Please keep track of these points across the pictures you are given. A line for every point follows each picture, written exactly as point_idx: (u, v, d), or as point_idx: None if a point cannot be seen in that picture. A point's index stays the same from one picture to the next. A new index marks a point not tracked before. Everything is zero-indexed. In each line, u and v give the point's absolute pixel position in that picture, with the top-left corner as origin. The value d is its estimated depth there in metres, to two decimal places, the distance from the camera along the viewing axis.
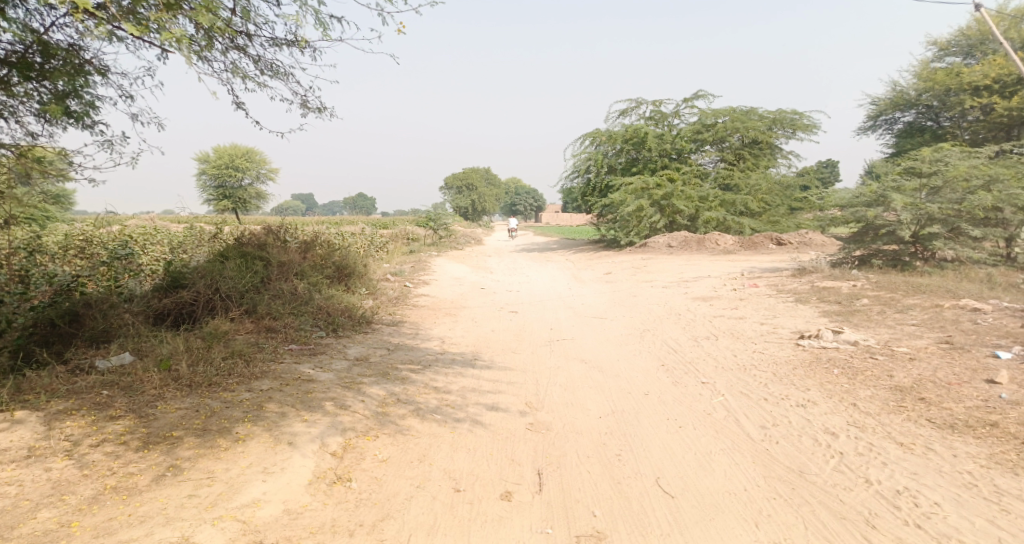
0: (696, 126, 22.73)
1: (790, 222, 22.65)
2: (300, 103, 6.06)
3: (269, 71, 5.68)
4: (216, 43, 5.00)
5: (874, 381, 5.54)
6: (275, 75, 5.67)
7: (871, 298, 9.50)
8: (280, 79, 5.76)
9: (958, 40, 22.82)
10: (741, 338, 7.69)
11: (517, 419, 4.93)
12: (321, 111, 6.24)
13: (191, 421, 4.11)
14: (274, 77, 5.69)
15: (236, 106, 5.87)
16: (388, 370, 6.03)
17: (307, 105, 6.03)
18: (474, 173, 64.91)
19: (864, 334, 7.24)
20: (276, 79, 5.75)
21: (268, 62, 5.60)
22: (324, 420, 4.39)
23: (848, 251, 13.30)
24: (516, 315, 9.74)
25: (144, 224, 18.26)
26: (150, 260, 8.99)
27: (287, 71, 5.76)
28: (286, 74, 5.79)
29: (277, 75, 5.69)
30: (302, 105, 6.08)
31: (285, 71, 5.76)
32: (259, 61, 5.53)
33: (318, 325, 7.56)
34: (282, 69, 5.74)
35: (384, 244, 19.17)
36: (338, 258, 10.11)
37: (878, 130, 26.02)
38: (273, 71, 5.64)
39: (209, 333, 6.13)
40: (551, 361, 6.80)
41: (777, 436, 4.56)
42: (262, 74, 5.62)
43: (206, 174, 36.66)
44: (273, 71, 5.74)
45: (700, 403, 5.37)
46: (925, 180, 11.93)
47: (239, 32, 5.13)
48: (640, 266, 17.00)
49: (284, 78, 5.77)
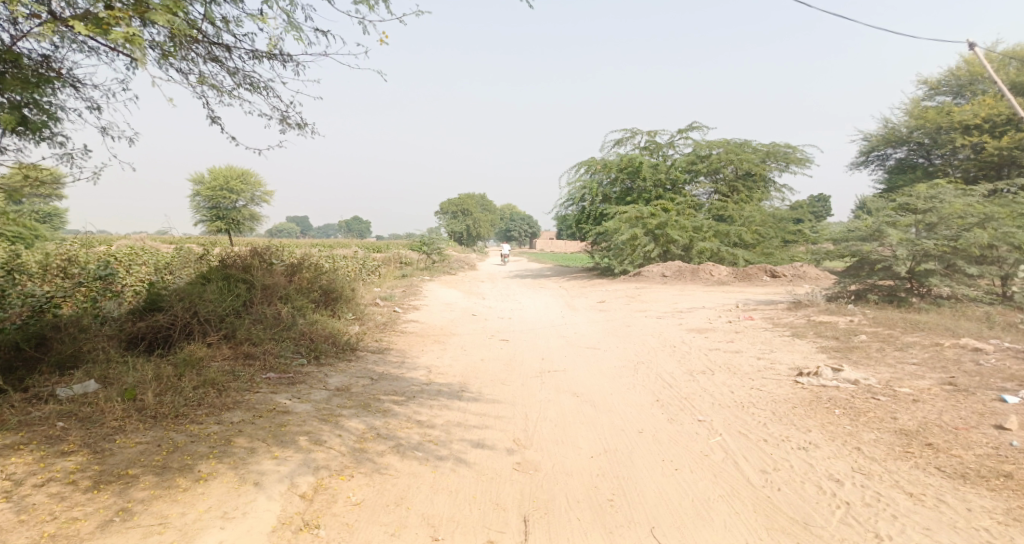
0: (691, 157, 22.81)
1: (784, 255, 22.58)
2: (280, 118, 5.89)
3: (248, 84, 5.54)
4: (188, 50, 4.87)
5: (878, 424, 5.30)
6: (254, 88, 5.52)
7: (869, 334, 9.31)
8: (258, 92, 5.61)
9: (948, 80, 23.09)
10: (738, 374, 7.44)
11: (503, 458, 4.65)
12: (301, 127, 6.08)
13: (150, 457, 3.84)
14: (252, 90, 5.53)
15: (212, 120, 5.72)
16: (370, 401, 5.75)
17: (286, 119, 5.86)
18: (469, 199, 64.98)
19: (865, 372, 7.01)
20: (255, 93, 5.61)
21: (246, 75, 5.45)
22: (295, 457, 4.11)
23: (843, 285, 13.15)
24: (507, 344, 9.48)
25: (133, 243, 17.99)
26: (132, 281, 8.72)
27: (266, 84, 5.61)
28: (266, 88, 5.64)
29: (255, 88, 5.55)
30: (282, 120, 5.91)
31: (264, 84, 5.62)
32: (236, 73, 5.39)
33: (299, 351, 7.28)
34: (261, 83, 5.59)
35: (375, 268, 18.95)
36: (326, 282, 9.85)
37: (870, 165, 26.17)
38: (252, 85, 5.50)
39: (183, 360, 5.85)
40: (541, 394, 6.52)
41: (778, 481, 4.30)
42: (240, 87, 5.48)
43: (200, 195, 36.51)
44: (251, 84, 5.59)
45: (696, 443, 5.11)
46: (920, 217, 11.86)
47: (213, 41, 5.00)
48: (634, 295, 16.81)
49: (262, 92, 5.63)
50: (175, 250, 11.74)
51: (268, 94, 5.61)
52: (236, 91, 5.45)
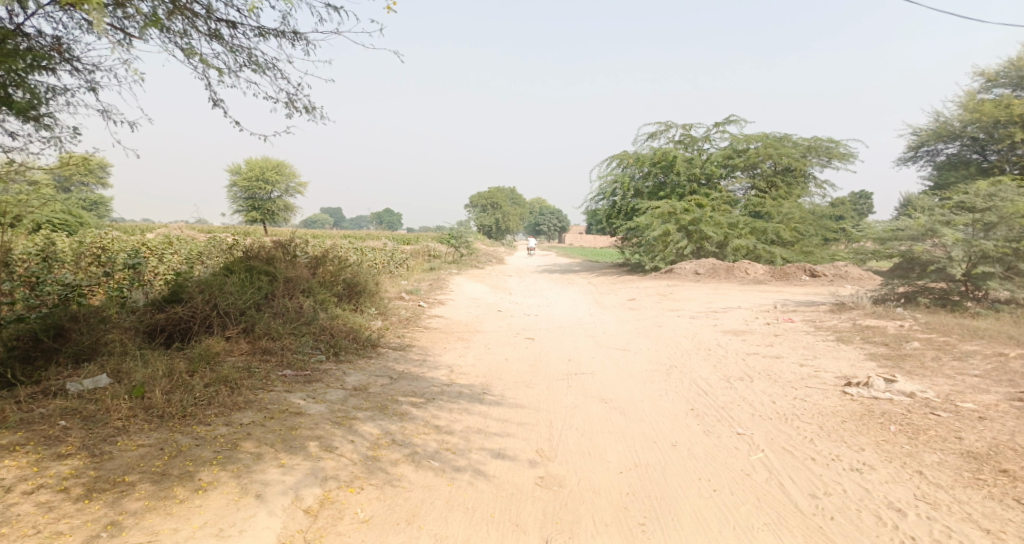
0: (727, 151, 22.08)
1: (824, 253, 21.73)
2: (287, 102, 5.66)
3: (252, 65, 5.36)
4: (186, 26, 4.67)
5: (940, 444, 4.81)
6: (258, 68, 5.33)
7: (922, 341, 8.70)
8: (262, 72, 5.39)
9: (1007, 72, 21.83)
10: (779, 382, 6.97)
11: (525, 471, 4.32)
12: (310, 111, 5.85)
13: (150, 462, 3.58)
14: (255, 70, 5.33)
15: (213, 103, 5.57)
16: (387, 403, 5.47)
17: (293, 103, 5.63)
18: (499, 191, 64.56)
19: (921, 384, 6.49)
20: (259, 74, 5.40)
21: (250, 54, 5.25)
22: (303, 466, 3.84)
23: (891, 287, 12.46)
24: (533, 343, 9.13)
25: (166, 231, 18.19)
26: (161, 272, 8.60)
27: (270, 64, 5.39)
28: (271, 69, 5.44)
29: (259, 68, 5.34)
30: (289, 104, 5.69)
31: (269, 65, 5.43)
32: (240, 52, 5.19)
33: (319, 347, 7.06)
34: (266, 63, 5.39)
35: (403, 260, 18.78)
36: (350, 275, 9.62)
37: (919, 161, 24.96)
38: (256, 65, 5.31)
39: (198, 355, 5.64)
40: (567, 399, 6.16)
41: (831, 508, 3.87)
42: (244, 68, 5.29)
43: (236, 185, 37.02)
44: (256, 64, 5.39)
45: (736, 460, 4.69)
46: (979, 216, 11.12)
47: (213, 17, 4.80)
48: (666, 293, 16.29)
49: (268, 73, 5.43)
50: (204, 241, 11.68)
51: (274, 75, 5.40)
52: (238, 71, 5.27)
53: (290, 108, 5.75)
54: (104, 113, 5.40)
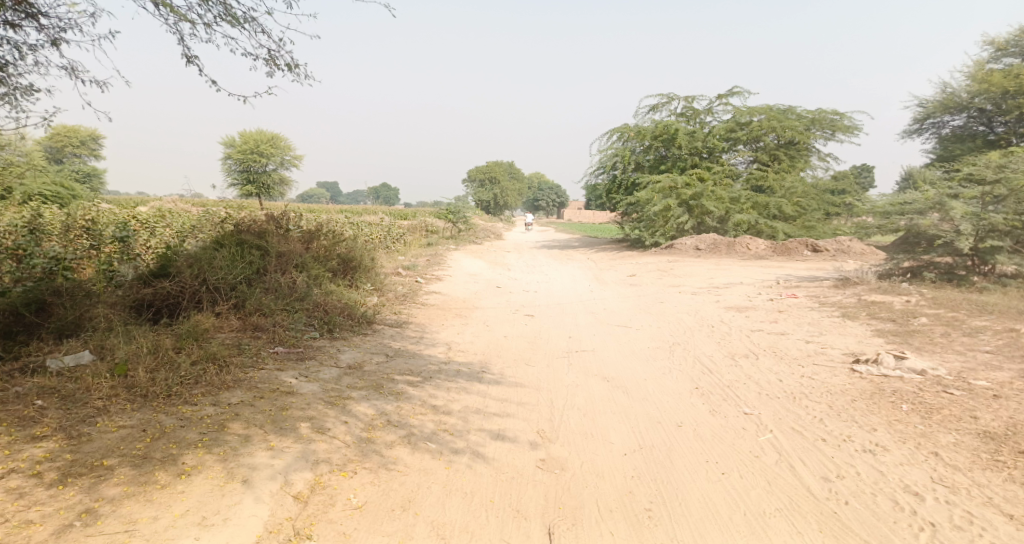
0: (730, 124, 21.71)
1: (826, 228, 21.49)
2: (268, 60, 5.44)
3: (228, 18, 5.12)
4: None
5: (955, 424, 4.65)
6: (235, 22, 5.09)
7: (930, 317, 8.53)
8: (240, 26, 5.15)
9: (1018, 41, 21.33)
10: (785, 359, 6.79)
11: (526, 453, 4.16)
12: (292, 70, 5.62)
13: (131, 444, 3.39)
14: (233, 23, 5.09)
15: (188, 60, 5.33)
16: (383, 382, 5.29)
17: (274, 60, 5.40)
18: (497, 166, 63.88)
19: (932, 361, 6.32)
20: (236, 27, 5.16)
21: (226, 6, 5.01)
22: (293, 449, 3.65)
23: (896, 262, 12.26)
24: (532, 319, 8.94)
25: (158, 205, 17.87)
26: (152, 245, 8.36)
27: (248, 17, 5.15)
28: (249, 23, 5.20)
29: (237, 21, 5.10)
30: (270, 62, 5.46)
31: (246, 19, 5.19)
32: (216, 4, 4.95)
33: (312, 324, 6.87)
34: (244, 17, 5.16)
35: (401, 235, 18.55)
36: (344, 250, 9.39)
37: (924, 133, 24.57)
38: (233, 18, 5.07)
39: (186, 331, 5.43)
40: (568, 378, 5.99)
41: (845, 492, 3.71)
42: (221, 21, 5.05)
43: (231, 158, 36.55)
44: (233, 18, 5.14)
45: (744, 441, 4.52)
46: (988, 188, 10.89)
47: None
48: (666, 269, 16.08)
49: (245, 27, 5.18)
50: (197, 215, 11.41)
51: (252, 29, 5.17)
52: (214, 26, 5.03)
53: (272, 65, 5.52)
54: (72, 70, 5.12)
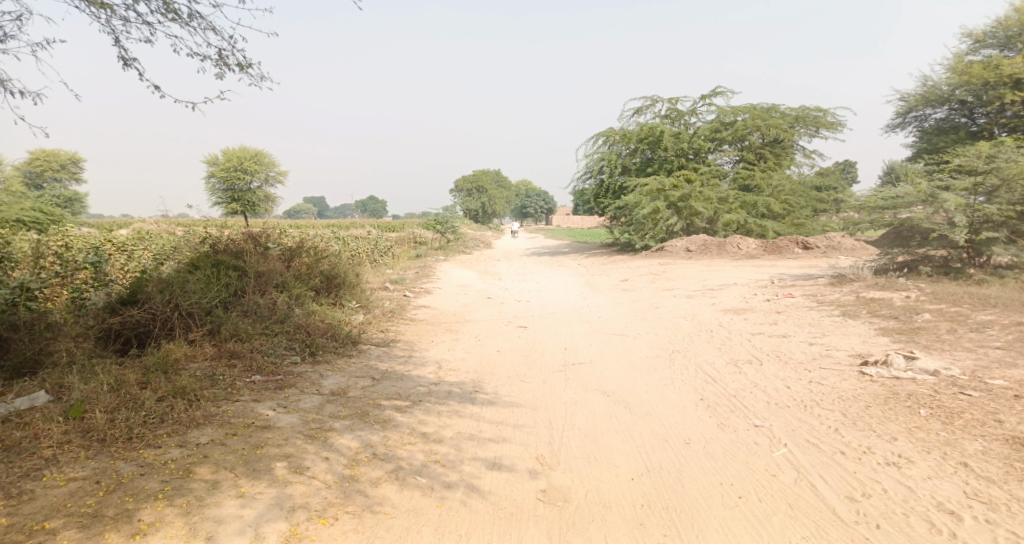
0: (714, 124, 21.57)
1: (815, 225, 21.36)
2: (216, 60, 5.37)
3: (170, 15, 5.04)
4: None
5: (980, 429, 4.37)
6: (180, 18, 5.02)
7: (933, 312, 8.28)
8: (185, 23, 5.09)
9: (995, 32, 21.39)
10: (791, 364, 6.50)
11: (525, 484, 3.83)
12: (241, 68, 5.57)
13: (80, 501, 3.03)
14: (177, 20, 5.02)
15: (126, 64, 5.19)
16: (368, 409, 4.93)
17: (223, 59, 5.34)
18: (482, 174, 63.48)
19: (943, 361, 6.06)
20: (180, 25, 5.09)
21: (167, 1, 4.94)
22: (267, 494, 3.30)
23: (891, 257, 12.05)
24: (525, 331, 8.61)
25: (138, 226, 17.41)
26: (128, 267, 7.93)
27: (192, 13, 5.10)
28: (193, 19, 5.15)
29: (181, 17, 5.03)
30: (219, 62, 5.38)
31: (189, 16, 5.13)
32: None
33: (293, 348, 6.50)
34: (187, 13, 5.11)
35: (388, 248, 18.18)
36: (327, 267, 9.01)
37: (906, 126, 24.59)
38: (176, 15, 5.02)
39: (154, 364, 5.04)
40: (566, 394, 5.66)
41: (874, 515, 3.42)
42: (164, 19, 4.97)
43: (215, 176, 36.03)
44: (176, 15, 5.08)
45: (757, 458, 4.21)
46: (981, 178, 10.73)
47: None
48: (659, 272, 15.81)
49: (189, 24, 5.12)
50: (175, 236, 10.98)
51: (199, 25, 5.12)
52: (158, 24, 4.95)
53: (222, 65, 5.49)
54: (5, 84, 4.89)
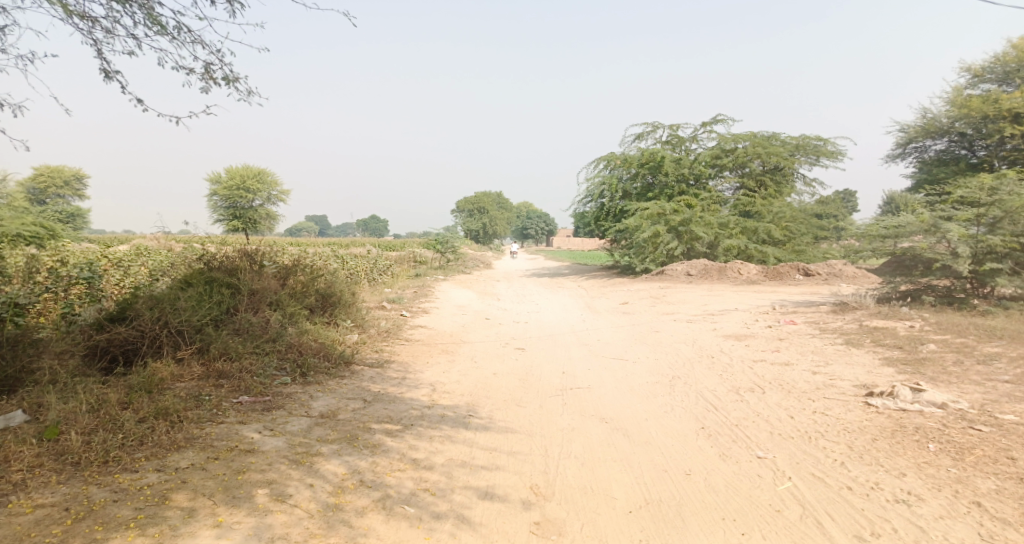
0: (715, 150, 21.61)
1: (816, 252, 21.26)
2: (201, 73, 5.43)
3: (158, 29, 5.11)
4: None
5: (992, 466, 4.21)
6: (167, 31, 5.10)
7: (938, 343, 8.14)
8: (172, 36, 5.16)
9: (994, 66, 21.54)
10: (794, 394, 6.34)
11: (518, 516, 3.66)
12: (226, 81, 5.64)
13: (46, 530, 2.89)
14: (165, 33, 5.09)
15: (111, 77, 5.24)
16: (357, 433, 4.77)
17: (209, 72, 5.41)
18: (483, 196, 63.61)
19: (950, 393, 5.90)
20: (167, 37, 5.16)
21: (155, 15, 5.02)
22: (246, 524, 3.14)
23: (893, 286, 11.93)
24: (523, 354, 8.45)
25: (137, 241, 17.34)
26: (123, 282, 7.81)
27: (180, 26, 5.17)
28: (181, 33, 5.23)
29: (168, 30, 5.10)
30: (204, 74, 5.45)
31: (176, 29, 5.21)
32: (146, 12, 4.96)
33: (284, 368, 6.34)
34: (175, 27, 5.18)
35: (387, 267, 18.10)
36: (323, 285, 8.88)
37: (906, 157, 24.64)
38: (164, 28, 5.09)
39: (138, 384, 4.89)
40: (563, 420, 5.49)
41: None
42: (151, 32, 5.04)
43: (217, 194, 36.11)
44: (164, 28, 5.15)
45: (761, 492, 4.04)
46: (983, 210, 10.66)
47: None
48: (659, 296, 15.67)
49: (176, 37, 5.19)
50: (172, 251, 10.89)
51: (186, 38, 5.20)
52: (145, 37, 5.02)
53: (208, 79, 5.49)
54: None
